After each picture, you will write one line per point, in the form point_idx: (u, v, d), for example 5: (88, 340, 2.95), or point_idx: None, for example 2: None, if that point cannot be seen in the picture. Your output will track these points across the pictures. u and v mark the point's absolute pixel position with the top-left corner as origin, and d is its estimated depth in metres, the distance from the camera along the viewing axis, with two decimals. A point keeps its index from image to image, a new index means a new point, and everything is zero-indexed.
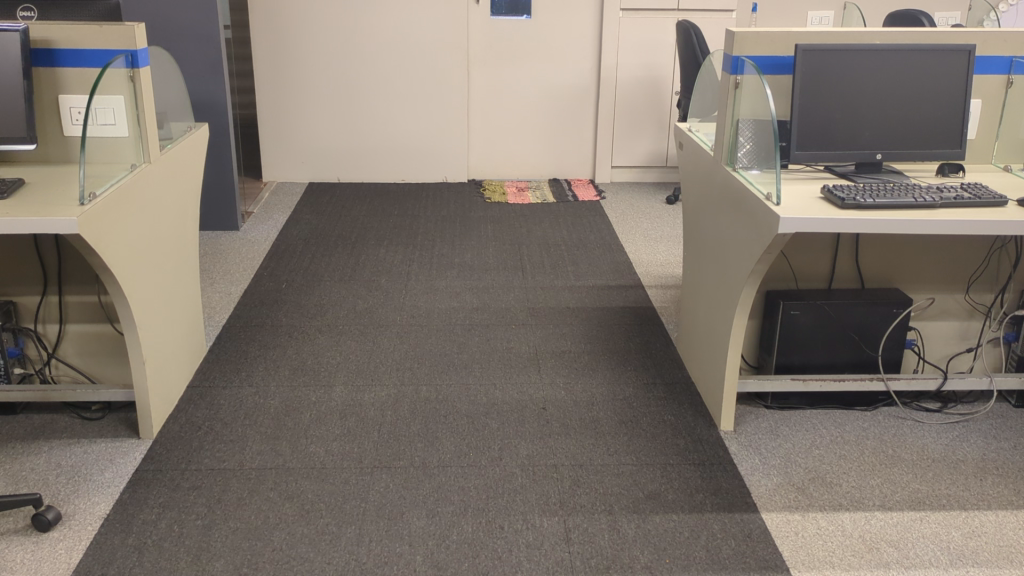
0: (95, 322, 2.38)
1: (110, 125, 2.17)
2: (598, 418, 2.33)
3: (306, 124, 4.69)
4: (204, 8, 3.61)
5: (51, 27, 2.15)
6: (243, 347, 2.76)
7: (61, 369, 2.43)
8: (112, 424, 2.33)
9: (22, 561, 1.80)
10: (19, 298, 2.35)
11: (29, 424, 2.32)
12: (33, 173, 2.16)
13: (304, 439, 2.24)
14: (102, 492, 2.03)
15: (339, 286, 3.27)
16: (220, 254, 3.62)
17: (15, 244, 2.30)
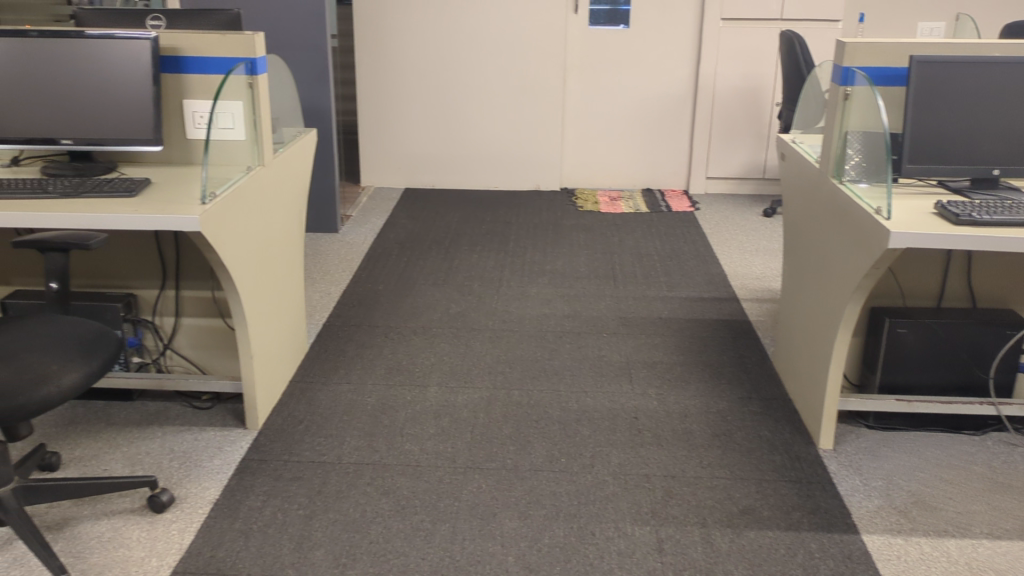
0: (207, 316, 2.51)
1: (229, 129, 2.29)
2: (691, 430, 2.32)
3: (404, 131, 4.80)
4: (314, 17, 3.75)
5: (177, 36, 2.27)
6: (342, 346, 2.84)
7: (175, 359, 2.55)
8: (221, 414, 2.44)
9: (139, 539, 1.90)
10: (139, 291, 2.48)
11: (144, 410, 2.45)
12: (158, 173, 2.29)
13: (400, 437, 2.30)
14: (211, 478, 2.13)
15: (433, 290, 3.33)
16: (320, 255, 3.74)
17: (138, 239, 2.43)
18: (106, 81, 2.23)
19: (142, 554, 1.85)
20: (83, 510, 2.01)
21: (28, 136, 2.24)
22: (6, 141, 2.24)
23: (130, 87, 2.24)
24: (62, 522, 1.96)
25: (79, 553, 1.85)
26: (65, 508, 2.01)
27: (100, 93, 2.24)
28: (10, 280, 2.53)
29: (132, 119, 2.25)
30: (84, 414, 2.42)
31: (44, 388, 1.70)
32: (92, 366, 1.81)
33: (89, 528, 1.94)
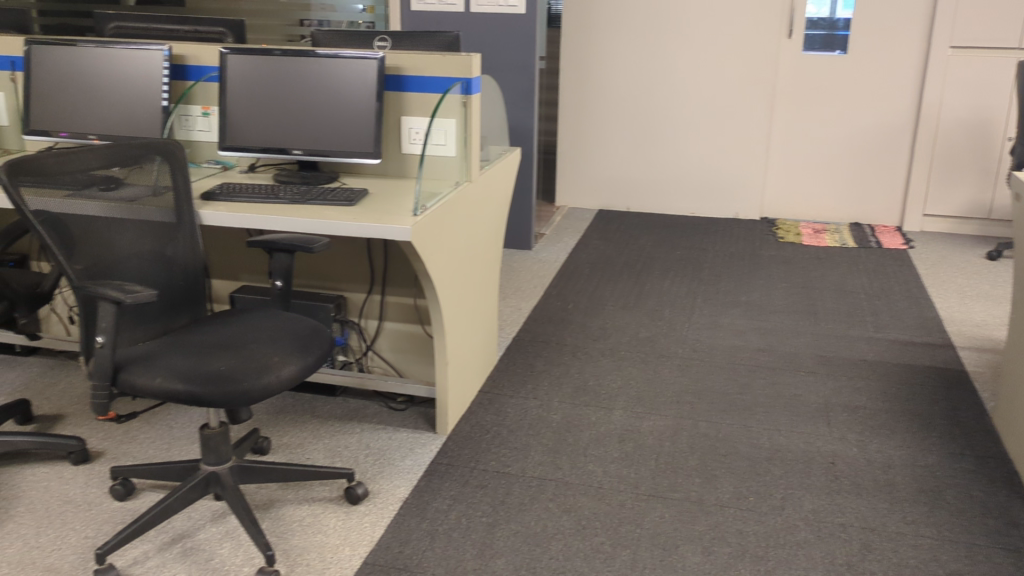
0: (408, 322, 2.63)
1: (441, 146, 2.41)
2: (894, 482, 2.17)
3: (604, 154, 4.84)
4: (524, 39, 3.87)
5: (402, 56, 2.40)
6: (531, 361, 2.90)
7: (375, 361, 2.70)
8: (414, 416, 2.55)
9: (335, 527, 2.02)
10: (348, 293, 2.65)
11: (346, 406, 2.61)
12: (375, 184, 2.44)
13: (583, 457, 2.30)
14: (403, 476, 2.22)
15: (624, 312, 3.33)
16: (514, 271, 3.83)
17: (350, 245, 2.59)
18: (336, 97, 2.40)
19: (337, 542, 1.96)
20: (287, 493, 2.16)
21: (265, 145, 2.45)
22: (247, 150, 2.46)
23: (357, 103, 2.39)
24: (269, 503, 2.12)
25: (282, 534, 1.99)
26: (272, 490, 2.17)
27: (329, 107, 2.41)
28: (238, 276, 2.77)
29: (356, 133, 2.40)
30: (292, 405, 2.61)
31: (266, 376, 1.84)
32: (308, 360, 1.95)
33: (291, 511, 2.08)
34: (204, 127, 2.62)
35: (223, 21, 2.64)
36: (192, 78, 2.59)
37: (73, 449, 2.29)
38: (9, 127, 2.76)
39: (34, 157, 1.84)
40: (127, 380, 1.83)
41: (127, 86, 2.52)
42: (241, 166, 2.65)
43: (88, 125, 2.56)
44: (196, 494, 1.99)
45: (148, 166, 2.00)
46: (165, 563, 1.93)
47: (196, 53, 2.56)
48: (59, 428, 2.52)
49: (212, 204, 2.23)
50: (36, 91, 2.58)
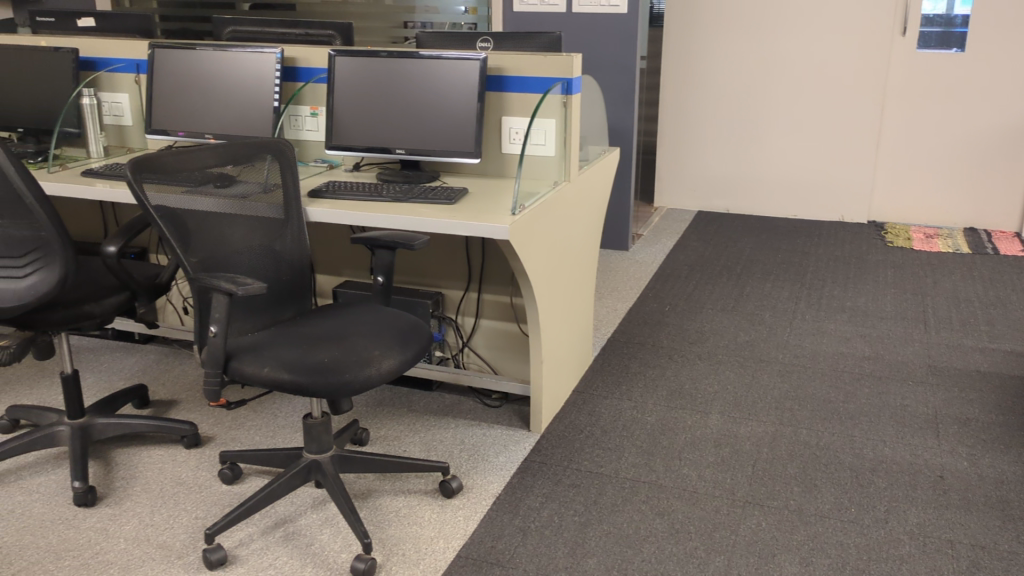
0: (504, 320, 2.66)
1: (540, 146, 2.42)
2: (1008, 500, 2.07)
3: (704, 154, 4.78)
4: (626, 39, 3.85)
5: (504, 57, 2.42)
6: (626, 362, 2.88)
7: (471, 357, 2.74)
8: (508, 413, 2.57)
9: (430, 518, 2.06)
10: (446, 290, 2.69)
11: (442, 401, 2.65)
12: (475, 183, 2.48)
13: (677, 460, 2.28)
14: (496, 473, 2.25)
15: (722, 315, 3.27)
16: (610, 272, 3.81)
17: (449, 243, 2.64)
18: (439, 98, 2.44)
19: (431, 534, 2.00)
20: (385, 484, 2.22)
21: (369, 144, 2.52)
22: (352, 149, 2.53)
23: (459, 104, 2.43)
24: (367, 493, 2.18)
25: (380, 523, 2.05)
26: (370, 480, 2.23)
27: (433, 108, 2.46)
28: (340, 271, 2.86)
29: (458, 133, 2.44)
30: (390, 398, 2.67)
31: (367, 369, 1.90)
32: (407, 354, 1.99)
33: (388, 502, 2.13)
34: (312, 126, 2.71)
35: (332, 24, 2.72)
36: (302, 79, 2.68)
37: (186, 433, 2.41)
38: (133, 127, 2.92)
39: (156, 155, 1.94)
40: (237, 368, 1.92)
41: (241, 87, 2.63)
42: (347, 165, 2.72)
43: (204, 125, 2.69)
44: (299, 481, 2.06)
45: (259, 164, 2.09)
46: (269, 545, 2.01)
47: (306, 55, 2.65)
48: (174, 412, 2.65)
49: (318, 201, 2.31)
50: (159, 92, 2.72)
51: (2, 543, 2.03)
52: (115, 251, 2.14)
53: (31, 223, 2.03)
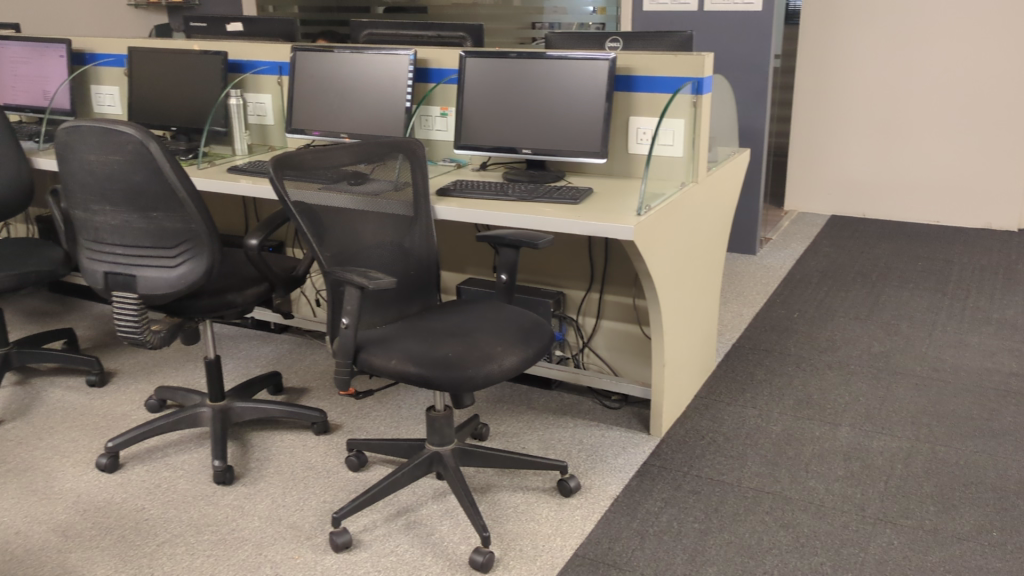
0: (626, 322, 2.65)
1: (669, 146, 2.40)
2: None
3: (839, 156, 4.60)
4: (759, 38, 3.76)
5: (634, 57, 2.41)
6: (751, 369, 2.81)
7: (591, 357, 2.74)
8: (627, 416, 2.56)
9: (548, 516, 2.08)
10: (568, 290, 2.70)
11: (561, 400, 2.66)
12: (601, 183, 2.47)
13: (804, 472, 2.21)
14: (615, 475, 2.24)
15: (855, 324, 3.15)
16: (738, 276, 3.73)
17: (572, 243, 2.65)
18: (567, 98, 2.45)
19: (549, 531, 2.02)
20: (504, 480, 2.25)
21: (497, 144, 2.56)
22: (479, 148, 2.58)
23: (587, 102, 2.42)
24: (486, 487, 2.21)
25: (498, 518, 2.08)
26: (489, 475, 2.27)
27: (560, 107, 2.46)
28: (465, 268, 2.91)
29: (585, 132, 2.44)
30: (510, 395, 2.70)
31: (489, 365, 1.93)
32: (529, 351, 2.01)
33: (507, 497, 2.16)
34: (441, 127, 2.77)
35: (464, 26, 2.78)
36: (433, 81, 2.75)
37: (316, 420, 2.51)
38: (274, 127, 3.07)
39: (297, 153, 2.03)
40: (367, 359, 1.99)
41: (375, 88, 2.72)
42: (474, 164, 2.77)
43: (340, 125, 2.79)
44: (421, 472, 2.12)
45: (391, 163, 2.16)
46: (391, 533, 2.07)
47: (438, 56, 2.72)
48: (305, 399, 2.77)
49: (446, 199, 2.36)
50: (299, 94, 2.85)
51: (149, 514, 2.17)
52: (256, 244, 2.26)
53: (182, 216, 2.17)
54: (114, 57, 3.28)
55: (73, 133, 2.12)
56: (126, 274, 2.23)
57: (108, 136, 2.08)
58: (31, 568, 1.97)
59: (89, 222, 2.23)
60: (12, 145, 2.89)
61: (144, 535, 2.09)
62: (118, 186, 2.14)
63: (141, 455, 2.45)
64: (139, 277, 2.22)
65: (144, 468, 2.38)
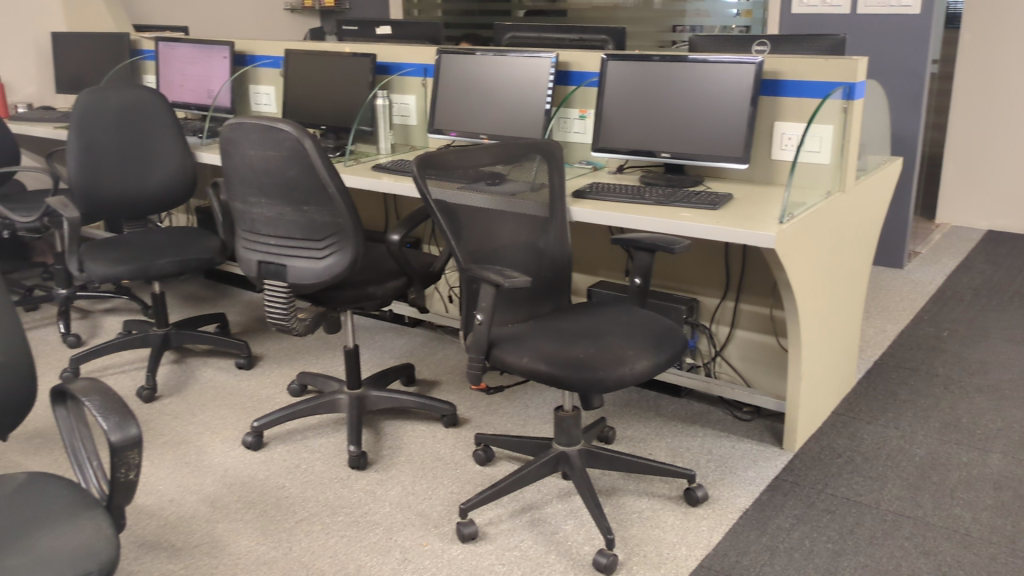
0: (761, 332, 2.59)
1: (815, 152, 2.31)
2: None
3: (999, 167, 4.33)
4: (915, 41, 3.59)
5: (782, 61, 2.35)
6: (894, 388, 2.68)
7: (723, 367, 2.69)
8: (759, 428, 2.50)
9: (674, 523, 2.06)
10: (702, 298, 2.66)
11: (690, 409, 2.63)
12: (742, 190, 2.43)
13: (949, 498, 2.09)
14: (745, 487, 2.19)
15: (1011, 346, 2.95)
16: (882, 290, 3.57)
17: (709, 249, 2.60)
18: (709, 102, 2.41)
19: (674, 539, 2.00)
20: (629, 484, 2.24)
21: (635, 148, 2.55)
22: (617, 152, 2.58)
23: (730, 106, 2.38)
24: (612, 490, 2.21)
25: (623, 522, 2.07)
26: (615, 479, 2.26)
27: (702, 111, 2.43)
28: (597, 271, 2.92)
29: (727, 137, 2.40)
30: (638, 400, 2.69)
31: (620, 368, 1.92)
32: (661, 356, 2.00)
33: (632, 502, 2.15)
34: (579, 129, 2.79)
35: (606, 29, 2.78)
36: (573, 83, 2.77)
37: (446, 413, 2.58)
38: (416, 126, 3.16)
39: (439, 152, 2.09)
40: (499, 356, 2.03)
41: (516, 90, 2.77)
42: (611, 167, 2.77)
43: (480, 126, 2.85)
44: (548, 470, 2.14)
45: (529, 164, 2.19)
46: (516, 528, 2.10)
47: (579, 59, 2.74)
48: (436, 392, 2.85)
49: (582, 201, 2.37)
50: (442, 95, 2.93)
51: (289, 492, 2.29)
52: (397, 239, 2.34)
53: (331, 210, 2.27)
54: (272, 59, 3.47)
55: (235, 130, 2.26)
56: (278, 264, 2.36)
57: (267, 133, 2.21)
58: (183, 534, 2.11)
59: (247, 213, 2.37)
60: (180, 140, 3.10)
61: (284, 511, 2.20)
62: (274, 180, 2.26)
63: (283, 435, 2.58)
64: (290, 267, 2.35)
65: (285, 448, 2.51)
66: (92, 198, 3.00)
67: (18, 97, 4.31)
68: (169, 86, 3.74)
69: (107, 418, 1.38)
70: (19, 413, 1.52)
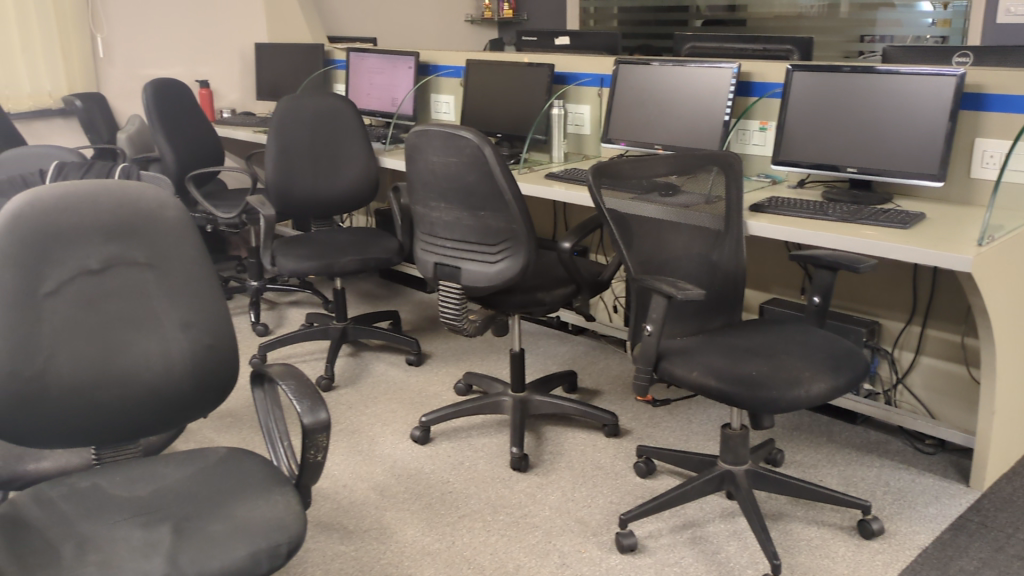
0: (949, 361, 2.43)
1: (1020, 171, 2.17)
2: None
3: None
4: None
5: (986, 73, 2.21)
6: None
7: (905, 396, 2.54)
8: (943, 463, 2.34)
9: (845, 554, 1.96)
10: (884, 321, 2.53)
11: (865, 437, 2.50)
12: (935, 209, 2.29)
13: None
14: (924, 524, 2.06)
15: None
16: None
17: (895, 271, 2.47)
18: (901, 116, 2.29)
19: (844, 571, 1.91)
20: (798, 510, 2.16)
21: (817, 161, 2.46)
22: (798, 165, 2.50)
23: (926, 120, 2.25)
24: (779, 515, 2.14)
25: (790, 548, 2.00)
26: (783, 504, 2.19)
27: (893, 125, 2.31)
28: (770, 287, 2.83)
29: (921, 154, 2.27)
30: (809, 424, 2.59)
31: (795, 390, 1.86)
32: (839, 380, 1.91)
33: (800, 528, 2.07)
34: (758, 141, 2.72)
35: (792, 39, 2.70)
36: (755, 94, 2.71)
37: (607, 423, 2.57)
38: (590, 136, 3.18)
39: (614, 162, 2.10)
40: (668, 368, 2.01)
41: (695, 100, 2.73)
42: (791, 181, 2.68)
43: (655, 136, 2.84)
44: (711, 488, 2.09)
45: (704, 176, 2.16)
46: (677, 544, 2.07)
47: (762, 70, 2.67)
48: (598, 401, 2.85)
49: (759, 215, 2.31)
50: (618, 104, 2.94)
51: (453, 487, 2.36)
52: (568, 247, 2.36)
53: (506, 216, 2.33)
54: (454, 68, 3.60)
55: (420, 137, 2.36)
56: (454, 266, 2.45)
57: (450, 140, 2.29)
58: (355, 518, 2.23)
59: (427, 217, 2.48)
60: (365, 145, 3.28)
61: (448, 506, 2.27)
62: (454, 185, 2.35)
63: (448, 432, 2.67)
64: (464, 270, 2.43)
65: (450, 445, 2.59)
66: (285, 197, 3.22)
67: (224, 103, 4.69)
68: (357, 94, 3.95)
69: (301, 402, 1.48)
70: (223, 392, 1.65)
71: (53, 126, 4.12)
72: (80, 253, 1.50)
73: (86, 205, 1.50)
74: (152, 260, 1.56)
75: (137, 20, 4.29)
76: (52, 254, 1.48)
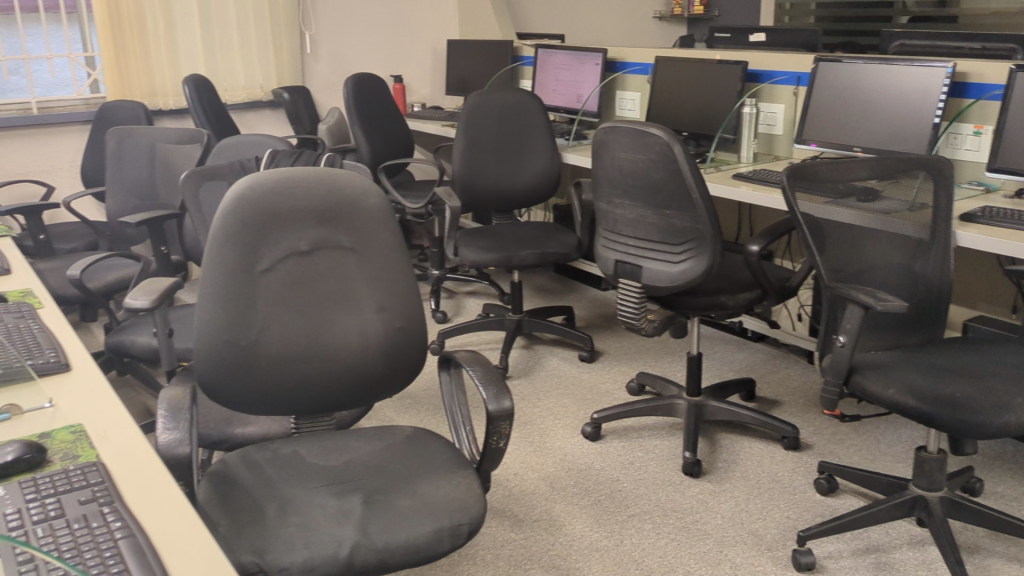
0: None
1: None
2: None
3: None
4: None
5: None
6: None
7: None
8: None
9: None
10: None
11: None
12: None
13: None
14: None
15: None
16: None
17: None
18: None
19: None
20: (997, 545, 1.99)
21: None
22: (1016, 173, 2.29)
23: None
24: (975, 548, 1.98)
25: None
26: (980, 536, 2.03)
27: None
28: (977, 304, 2.63)
29: None
30: (1013, 454, 2.38)
31: (1005, 415, 1.71)
32: None
33: (999, 565, 1.91)
34: (972, 146, 2.52)
35: (1015, 36, 2.49)
36: (971, 96, 2.52)
37: (787, 434, 2.47)
38: (782, 136, 3.07)
39: (812, 164, 2.01)
40: (859, 382, 1.90)
41: (901, 102, 2.57)
42: (1007, 190, 2.47)
43: (854, 138, 2.70)
44: (900, 513, 1.97)
45: (909, 181, 2.02)
46: (859, 567, 1.97)
47: (980, 69, 2.48)
48: (777, 411, 2.75)
49: (969, 225, 2.14)
50: (814, 104, 2.81)
51: (622, 486, 2.35)
52: (756, 250, 2.29)
53: (692, 215, 2.28)
54: (642, 65, 3.58)
55: (609, 134, 2.35)
56: (635, 265, 2.44)
57: (640, 137, 2.26)
58: (525, 506, 2.26)
59: (610, 213, 2.48)
60: (550, 140, 3.31)
61: (617, 504, 2.26)
62: (640, 182, 2.33)
63: (619, 431, 2.65)
64: (645, 269, 2.41)
65: (621, 444, 2.58)
66: (471, 189, 3.31)
67: (415, 97, 4.90)
68: (544, 90, 4.00)
69: (487, 388, 1.52)
70: (412, 373, 1.72)
71: (262, 116, 4.45)
72: (294, 236, 1.61)
73: (300, 190, 1.60)
74: (355, 244, 1.64)
75: (342, 18, 4.54)
76: (269, 233, 1.58)
